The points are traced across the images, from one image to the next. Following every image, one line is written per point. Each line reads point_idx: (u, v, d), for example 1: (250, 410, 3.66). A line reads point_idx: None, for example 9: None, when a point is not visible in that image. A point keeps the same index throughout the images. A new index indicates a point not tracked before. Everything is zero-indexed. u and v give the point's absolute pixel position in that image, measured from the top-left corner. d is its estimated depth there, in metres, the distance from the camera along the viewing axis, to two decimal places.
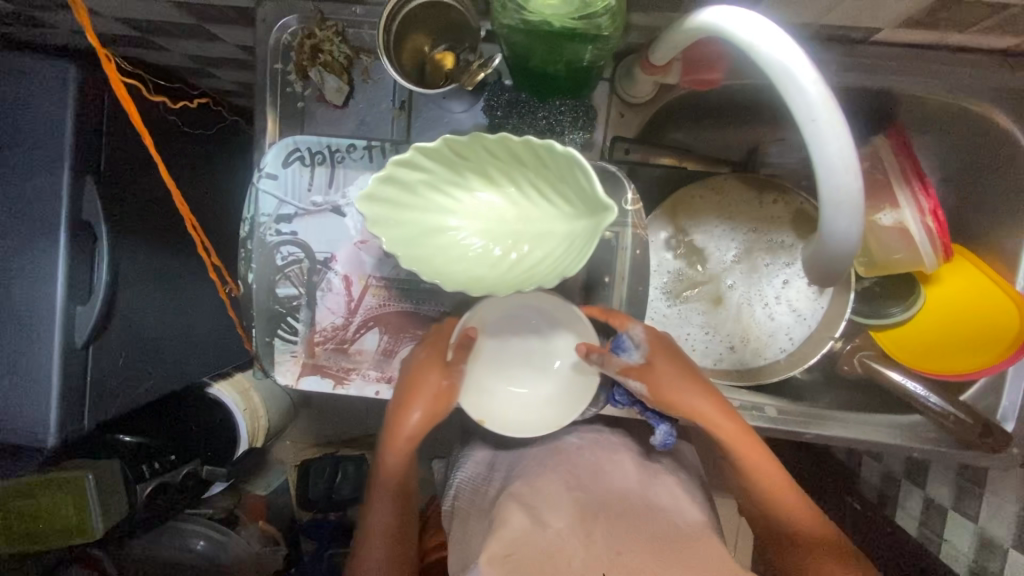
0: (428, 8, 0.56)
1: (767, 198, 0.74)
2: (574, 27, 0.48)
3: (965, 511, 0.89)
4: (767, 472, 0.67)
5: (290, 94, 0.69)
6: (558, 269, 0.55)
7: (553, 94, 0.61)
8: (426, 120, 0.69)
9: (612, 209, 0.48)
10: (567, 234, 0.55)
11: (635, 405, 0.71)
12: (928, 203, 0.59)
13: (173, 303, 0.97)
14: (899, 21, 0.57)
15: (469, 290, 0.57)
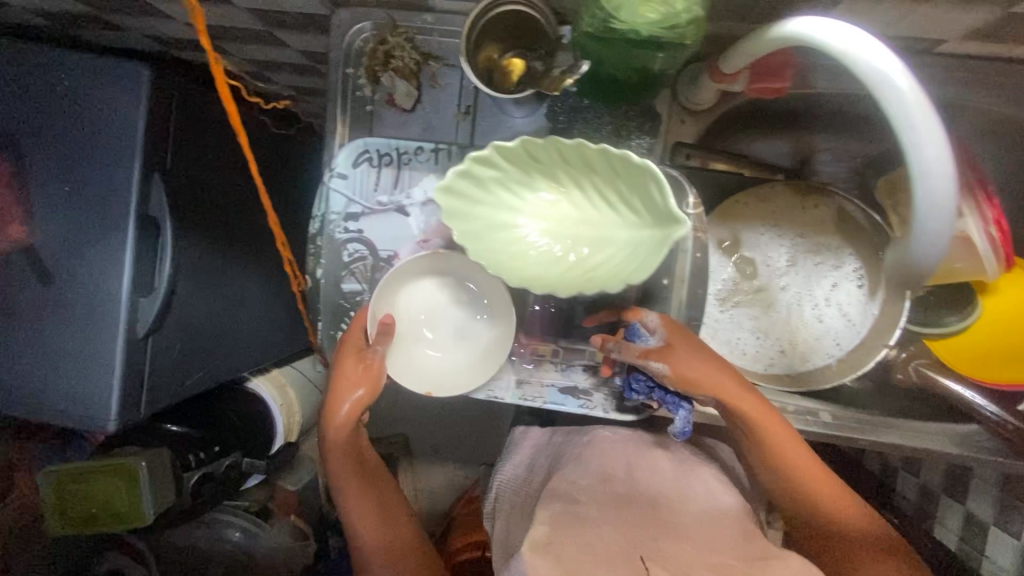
0: (503, 17, 0.58)
1: (808, 198, 0.75)
2: (659, 39, 0.47)
3: (1008, 526, 0.88)
4: (803, 468, 0.70)
5: (360, 97, 0.71)
6: (618, 275, 0.58)
7: (619, 100, 0.63)
8: (490, 124, 0.71)
9: (685, 224, 0.50)
10: (629, 241, 0.57)
11: (653, 394, 0.68)
12: (993, 213, 0.61)
13: (225, 296, 0.99)
14: (966, 33, 0.58)
15: (529, 287, 0.60)
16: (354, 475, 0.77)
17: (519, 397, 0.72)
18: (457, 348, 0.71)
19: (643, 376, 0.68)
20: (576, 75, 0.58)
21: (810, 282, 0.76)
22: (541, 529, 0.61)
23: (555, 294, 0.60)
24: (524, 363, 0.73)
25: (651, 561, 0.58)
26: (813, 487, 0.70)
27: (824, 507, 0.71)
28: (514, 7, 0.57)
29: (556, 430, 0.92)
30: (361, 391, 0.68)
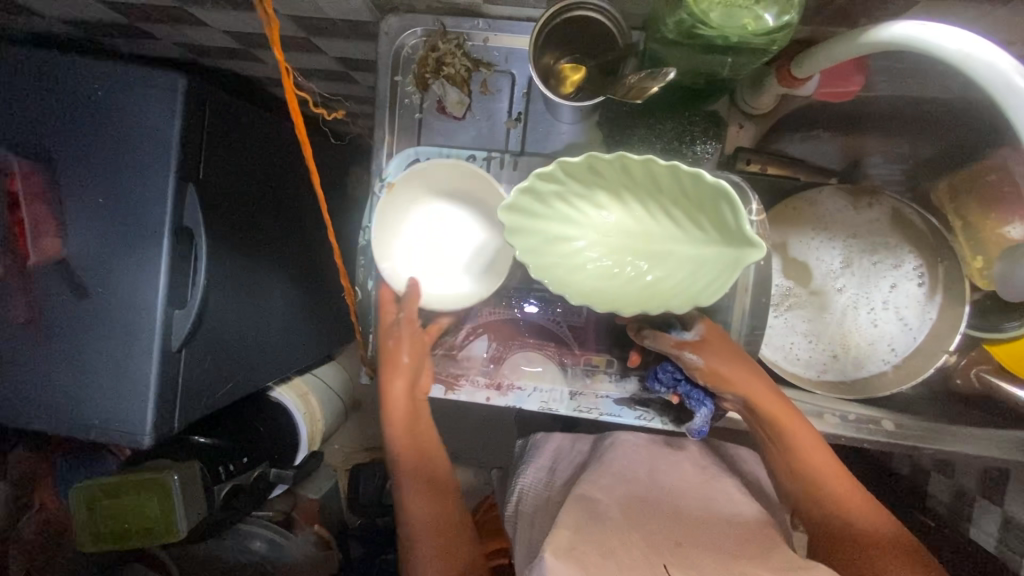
0: (567, 27, 0.57)
1: (861, 197, 0.74)
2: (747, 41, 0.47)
3: None
4: (822, 463, 0.68)
5: (409, 105, 0.70)
6: (683, 295, 0.57)
7: (681, 106, 0.63)
8: (541, 131, 0.70)
9: (759, 246, 0.50)
10: (692, 260, 0.56)
11: (678, 387, 0.66)
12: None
13: (255, 305, 0.97)
14: None
15: (590, 303, 0.60)
16: (412, 462, 0.73)
17: (574, 408, 0.70)
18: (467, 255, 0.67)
19: (670, 367, 0.67)
20: (662, 80, 0.51)
21: (869, 281, 0.75)
22: (564, 530, 0.60)
23: (617, 310, 0.60)
24: (577, 374, 0.72)
25: (674, 567, 0.56)
26: (830, 482, 0.69)
27: (836, 502, 0.69)
28: (586, 15, 0.56)
29: (595, 438, 0.90)
30: (405, 356, 0.69)
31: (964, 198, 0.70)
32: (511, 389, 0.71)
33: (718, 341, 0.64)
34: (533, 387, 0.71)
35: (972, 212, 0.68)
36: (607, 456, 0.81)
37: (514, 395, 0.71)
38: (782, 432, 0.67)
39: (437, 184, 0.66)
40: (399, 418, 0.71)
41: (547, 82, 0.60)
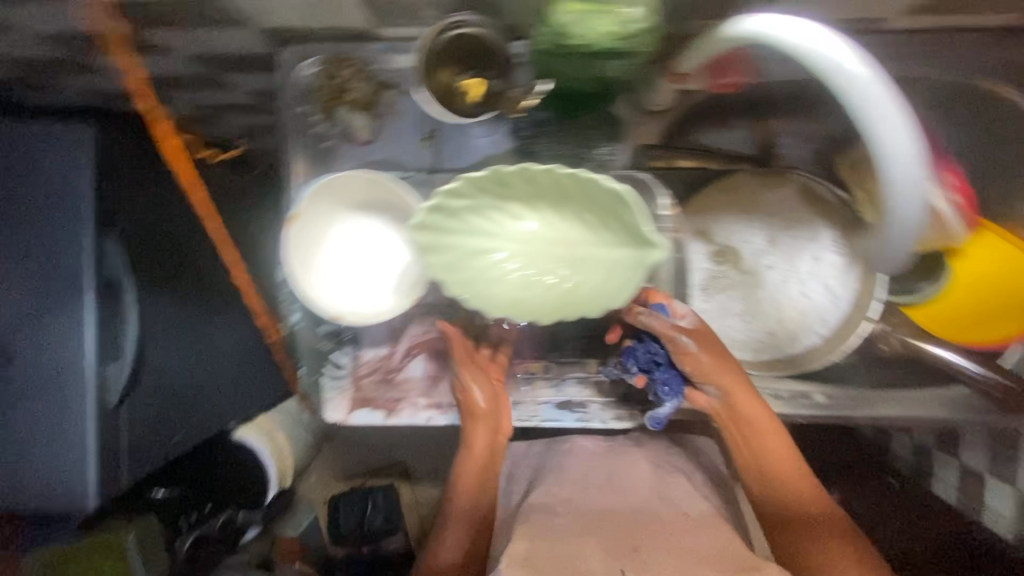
0: (454, 43, 0.59)
1: (767, 177, 0.76)
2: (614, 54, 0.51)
3: (1003, 475, 0.89)
4: (774, 444, 0.69)
5: (318, 133, 0.69)
6: (600, 297, 0.58)
7: (581, 110, 0.62)
8: (454, 145, 0.69)
9: (661, 246, 0.52)
10: (608, 261, 0.57)
11: (654, 368, 0.66)
12: (954, 180, 0.62)
13: (203, 348, 0.89)
14: (904, 8, 0.59)
15: (512, 314, 0.59)
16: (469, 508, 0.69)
17: (516, 418, 0.71)
18: (386, 262, 0.67)
19: (650, 349, 0.66)
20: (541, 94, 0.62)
21: (792, 257, 0.76)
22: (522, 541, 0.60)
23: (539, 320, 0.59)
24: (516, 384, 0.72)
25: None
26: (777, 462, 0.69)
27: (781, 481, 0.68)
28: (466, 32, 0.58)
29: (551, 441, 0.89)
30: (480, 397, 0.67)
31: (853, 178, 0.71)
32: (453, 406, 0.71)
33: (700, 333, 0.66)
34: None
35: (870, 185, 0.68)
36: (565, 461, 0.81)
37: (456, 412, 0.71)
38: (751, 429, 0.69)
39: (349, 193, 0.65)
40: (474, 463, 0.69)
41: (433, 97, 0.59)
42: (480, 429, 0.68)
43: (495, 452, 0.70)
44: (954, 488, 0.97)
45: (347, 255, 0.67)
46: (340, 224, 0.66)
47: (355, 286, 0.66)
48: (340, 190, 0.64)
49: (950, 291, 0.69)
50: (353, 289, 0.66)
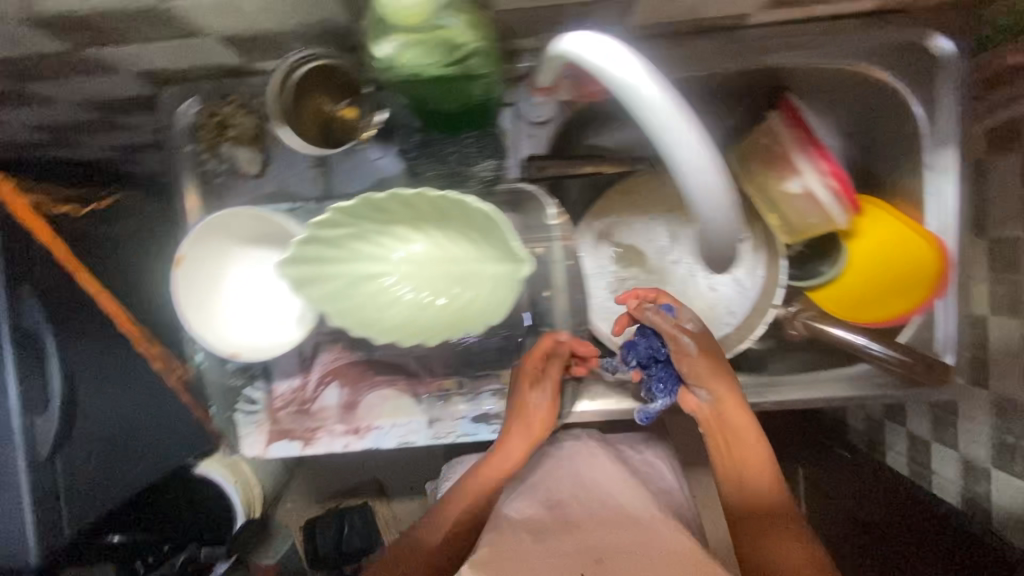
0: (311, 76, 0.61)
1: (666, 175, 0.78)
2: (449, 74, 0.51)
3: (945, 439, 0.86)
4: (745, 447, 0.65)
5: (209, 171, 0.69)
6: (486, 313, 0.59)
7: (460, 127, 0.62)
8: (346, 170, 0.69)
9: (529, 260, 0.53)
10: (491, 276, 0.58)
11: (649, 364, 0.66)
12: (829, 164, 0.63)
13: (145, 385, 0.81)
14: (762, 4, 0.60)
15: (402, 337, 0.60)
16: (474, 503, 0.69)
17: (432, 436, 0.70)
18: (279, 291, 0.66)
19: (652, 345, 0.66)
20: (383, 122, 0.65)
21: (695, 250, 0.78)
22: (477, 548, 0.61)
23: (430, 340, 0.60)
24: (432, 402, 0.71)
25: None
26: (745, 466, 0.65)
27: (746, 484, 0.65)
28: (314, 65, 0.59)
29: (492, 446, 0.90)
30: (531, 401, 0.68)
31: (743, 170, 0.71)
32: (369, 430, 0.71)
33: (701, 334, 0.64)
34: (391, 424, 0.71)
35: (759, 175, 0.67)
36: None
37: (373, 436, 0.71)
38: (732, 430, 0.65)
39: (232, 227, 0.63)
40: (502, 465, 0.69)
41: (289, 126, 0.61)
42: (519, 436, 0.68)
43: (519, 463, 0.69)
44: (905, 456, 0.96)
45: (238, 289, 0.65)
46: (227, 258, 0.64)
47: (250, 320, 0.65)
48: (223, 226, 0.63)
49: (847, 273, 0.71)
50: (248, 324, 0.65)
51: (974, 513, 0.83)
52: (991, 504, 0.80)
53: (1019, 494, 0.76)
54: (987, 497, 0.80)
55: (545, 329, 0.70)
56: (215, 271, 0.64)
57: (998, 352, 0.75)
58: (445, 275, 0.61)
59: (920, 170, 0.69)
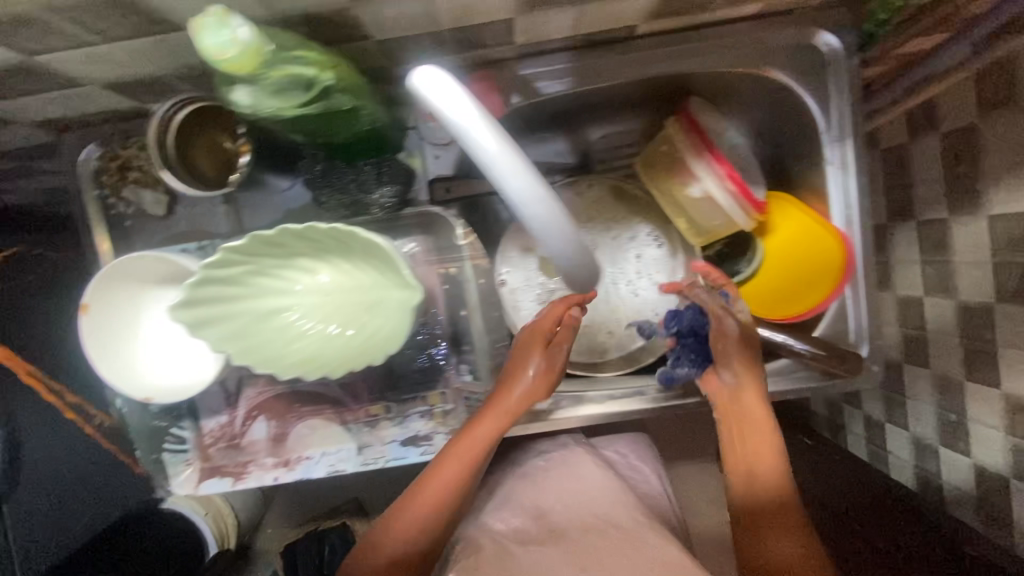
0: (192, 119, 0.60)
1: (582, 186, 0.81)
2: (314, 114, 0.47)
3: (898, 420, 0.92)
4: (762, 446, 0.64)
5: (115, 215, 0.68)
6: (389, 340, 0.58)
7: (357, 155, 0.63)
8: (251, 205, 0.69)
9: (419, 286, 0.54)
10: (394, 303, 0.58)
11: (682, 333, 0.73)
12: (725, 169, 0.63)
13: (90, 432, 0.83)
14: (645, 16, 0.60)
15: (309, 371, 0.59)
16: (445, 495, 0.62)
17: (361, 463, 0.71)
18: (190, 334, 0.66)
19: (692, 318, 0.72)
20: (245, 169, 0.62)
21: (616, 257, 0.80)
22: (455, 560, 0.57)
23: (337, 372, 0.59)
24: (360, 429, 0.72)
25: None
26: (756, 460, 0.64)
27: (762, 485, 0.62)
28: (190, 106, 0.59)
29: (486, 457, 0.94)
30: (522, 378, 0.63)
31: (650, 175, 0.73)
32: (300, 461, 0.71)
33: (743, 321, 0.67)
34: (321, 453, 0.72)
35: (662, 182, 0.71)
36: None
37: (303, 466, 0.71)
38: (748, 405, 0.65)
39: (137, 272, 0.63)
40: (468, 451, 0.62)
41: (171, 170, 0.60)
42: (493, 417, 0.62)
43: (487, 449, 0.63)
44: (864, 437, 1.00)
45: (149, 333, 0.65)
46: (137, 303, 0.64)
47: (164, 363, 0.65)
48: (130, 271, 0.62)
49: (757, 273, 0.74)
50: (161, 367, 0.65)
51: (928, 490, 0.86)
52: (943, 482, 0.84)
53: (966, 471, 0.79)
54: (939, 475, 0.84)
55: (467, 347, 0.70)
56: (124, 316, 0.63)
57: (937, 331, 0.82)
58: (350, 306, 0.61)
59: (822, 165, 0.70)
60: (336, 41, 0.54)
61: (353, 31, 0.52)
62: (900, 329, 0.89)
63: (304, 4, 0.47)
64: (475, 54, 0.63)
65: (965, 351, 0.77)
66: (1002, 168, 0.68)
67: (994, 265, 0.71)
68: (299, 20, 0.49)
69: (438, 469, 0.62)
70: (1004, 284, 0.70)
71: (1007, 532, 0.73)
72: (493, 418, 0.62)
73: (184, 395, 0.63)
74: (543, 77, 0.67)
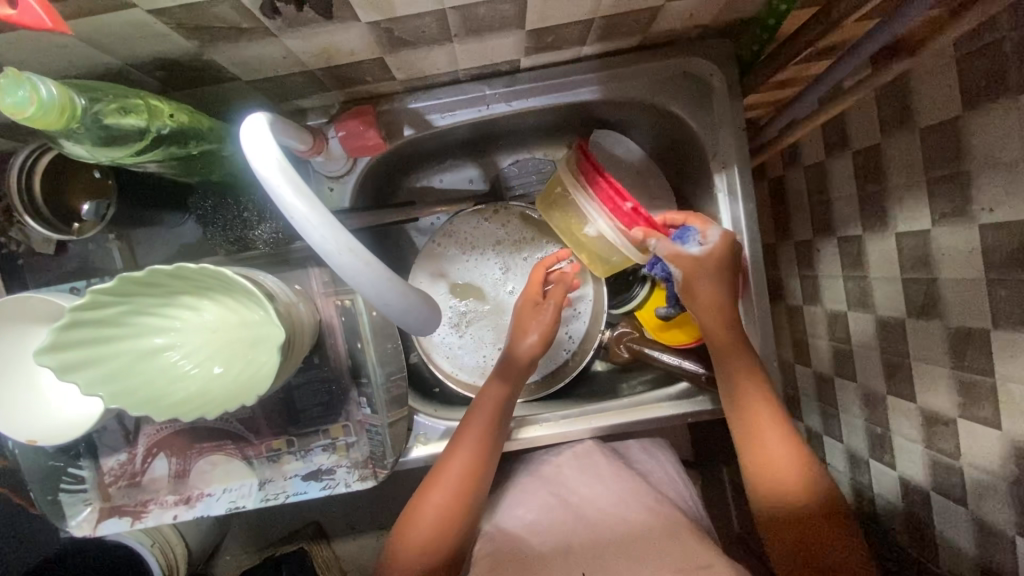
0: (62, 165, 0.60)
1: (488, 213, 0.81)
2: (159, 158, 0.48)
3: (833, 431, 0.92)
4: (771, 434, 0.64)
5: (4, 254, 0.67)
6: (261, 379, 0.57)
7: (246, 190, 0.65)
8: (145, 240, 0.69)
9: (281, 329, 0.53)
10: (273, 339, 0.57)
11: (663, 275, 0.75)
12: (612, 211, 0.65)
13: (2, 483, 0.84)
14: (523, 51, 0.61)
15: (185, 413, 0.58)
16: (457, 492, 0.66)
17: (262, 499, 0.70)
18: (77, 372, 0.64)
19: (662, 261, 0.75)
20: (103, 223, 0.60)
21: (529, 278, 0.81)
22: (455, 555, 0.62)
23: (214, 414, 0.58)
24: (263, 463, 0.71)
25: None
26: (769, 448, 0.64)
27: (777, 478, 0.63)
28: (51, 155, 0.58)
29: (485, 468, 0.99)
30: (525, 344, 0.72)
31: (551, 212, 0.75)
32: (201, 498, 0.71)
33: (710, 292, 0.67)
34: (223, 489, 0.71)
35: (557, 220, 0.75)
36: None
37: (203, 503, 0.71)
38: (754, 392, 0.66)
39: (17, 315, 0.61)
40: (467, 450, 0.67)
41: (35, 214, 0.59)
42: (490, 399, 0.70)
43: (492, 433, 0.69)
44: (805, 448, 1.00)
45: (31, 375, 0.63)
46: (20, 343, 0.63)
47: (50, 406, 0.63)
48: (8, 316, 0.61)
49: (650, 298, 0.81)
50: (49, 409, 0.63)
51: (864, 502, 0.87)
52: (875, 494, 0.84)
53: (893, 483, 0.79)
54: (870, 486, 0.85)
55: (365, 380, 0.70)
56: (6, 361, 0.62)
57: (860, 344, 0.81)
58: (232, 345, 0.60)
59: (714, 189, 0.72)
60: (200, 84, 0.54)
61: (214, 73, 0.53)
62: (830, 342, 0.89)
63: (151, 51, 0.47)
64: (355, 89, 0.63)
65: (884, 364, 0.77)
66: (902, 186, 0.69)
67: (902, 281, 0.72)
68: (153, 65, 0.49)
69: (445, 467, 0.67)
70: (911, 299, 0.70)
71: (929, 546, 0.74)
72: (489, 400, 0.70)
73: (71, 435, 0.63)
74: (436, 110, 0.68)
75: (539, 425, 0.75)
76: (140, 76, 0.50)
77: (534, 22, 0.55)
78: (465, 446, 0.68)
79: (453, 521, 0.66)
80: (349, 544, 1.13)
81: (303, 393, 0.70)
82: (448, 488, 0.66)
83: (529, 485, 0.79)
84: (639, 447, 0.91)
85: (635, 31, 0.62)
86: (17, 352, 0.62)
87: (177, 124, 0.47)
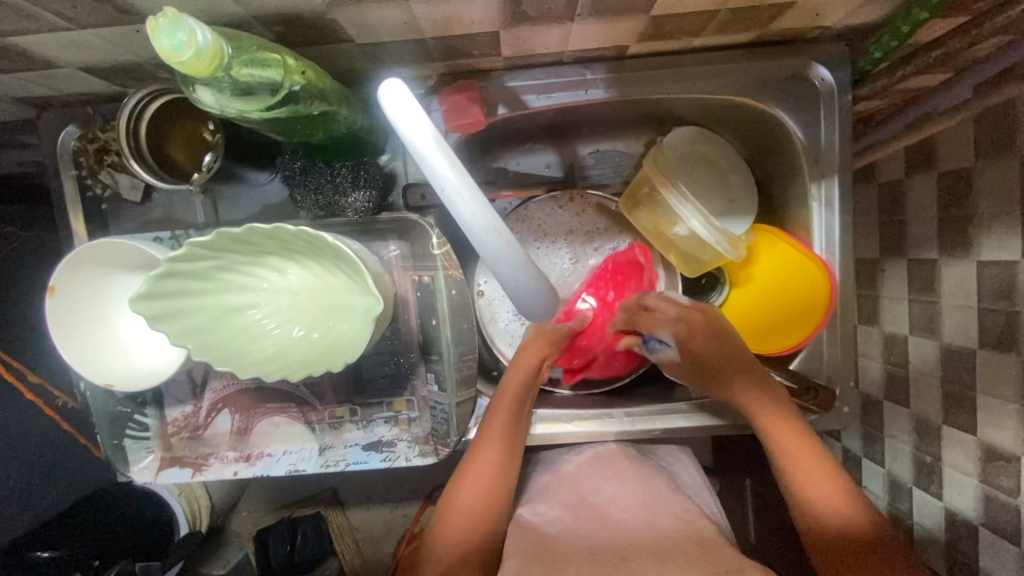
0: (172, 114, 0.60)
1: (564, 200, 0.80)
2: (280, 116, 0.49)
3: (874, 456, 0.89)
4: (803, 459, 0.65)
5: (90, 196, 0.67)
6: (346, 350, 0.57)
7: (339, 156, 0.64)
8: (228, 197, 0.69)
9: (379, 302, 0.54)
10: (364, 308, 0.57)
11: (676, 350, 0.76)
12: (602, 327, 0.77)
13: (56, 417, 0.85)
14: (635, 37, 0.59)
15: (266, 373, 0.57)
16: (482, 491, 0.68)
17: (321, 464, 0.71)
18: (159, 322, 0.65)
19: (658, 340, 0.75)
20: (201, 174, 0.59)
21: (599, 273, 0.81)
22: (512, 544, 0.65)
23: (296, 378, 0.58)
24: (324, 429, 0.71)
25: None
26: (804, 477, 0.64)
27: (812, 507, 0.63)
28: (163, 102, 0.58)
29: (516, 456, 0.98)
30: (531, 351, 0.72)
31: (638, 213, 0.74)
32: (261, 457, 0.71)
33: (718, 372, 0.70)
34: (283, 451, 0.72)
35: (646, 221, 0.74)
36: None
37: (263, 463, 0.71)
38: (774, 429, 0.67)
39: (114, 259, 0.62)
40: (484, 454, 0.68)
41: (139, 160, 0.59)
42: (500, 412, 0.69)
43: (511, 434, 0.69)
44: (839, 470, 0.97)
45: (116, 321, 0.63)
46: (112, 287, 0.63)
47: (130, 354, 0.64)
48: (104, 259, 0.61)
49: (731, 302, 0.76)
50: (131, 356, 0.64)
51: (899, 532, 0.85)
52: (914, 524, 0.82)
53: (935, 515, 0.77)
54: (909, 515, 0.82)
55: (434, 358, 0.70)
56: (96, 303, 0.63)
57: (919, 370, 0.78)
58: (317, 310, 0.59)
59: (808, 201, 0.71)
60: (314, 43, 0.53)
61: (333, 33, 0.51)
62: (883, 365, 0.86)
63: (278, 5, 0.45)
64: (460, 63, 0.62)
65: (943, 394, 0.74)
66: (992, 214, 0.65)
67: (979, 310, 0.68)
68: (275, 20, 0.48)
69: (471, 468, 0.68)
70: (987, 330, 0.67)
71: None
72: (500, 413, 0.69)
73: (151, 382, 0.63)
74: (531, 91, 0.67)
75: (566, 423, 0.75)
76: (262, 31, 0.49)
77: (660, 8, 0.53)
78: (479, 455, 0.68)
79: (485, 512, 0.68)
80: (363, 514, 1.12)
81: (366, 364, 0.70)
82: (474, 486, 0.67)
83: (547, 484, 0.78)
84: (672, 451, 0.88)
85: (754, 27, 0.60)
86: (104, 296, 0.63)
87: (305, 82, 0.48)
